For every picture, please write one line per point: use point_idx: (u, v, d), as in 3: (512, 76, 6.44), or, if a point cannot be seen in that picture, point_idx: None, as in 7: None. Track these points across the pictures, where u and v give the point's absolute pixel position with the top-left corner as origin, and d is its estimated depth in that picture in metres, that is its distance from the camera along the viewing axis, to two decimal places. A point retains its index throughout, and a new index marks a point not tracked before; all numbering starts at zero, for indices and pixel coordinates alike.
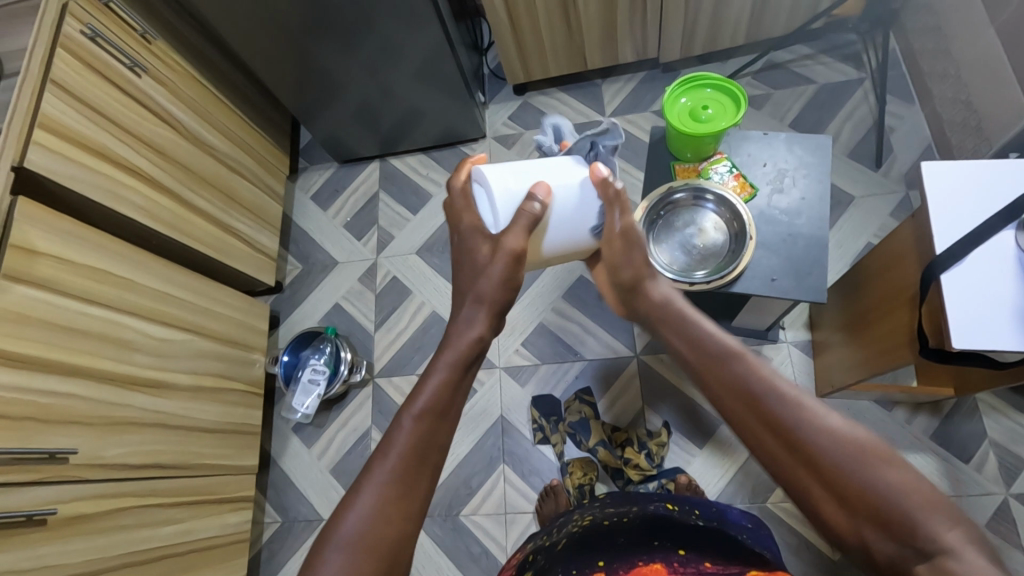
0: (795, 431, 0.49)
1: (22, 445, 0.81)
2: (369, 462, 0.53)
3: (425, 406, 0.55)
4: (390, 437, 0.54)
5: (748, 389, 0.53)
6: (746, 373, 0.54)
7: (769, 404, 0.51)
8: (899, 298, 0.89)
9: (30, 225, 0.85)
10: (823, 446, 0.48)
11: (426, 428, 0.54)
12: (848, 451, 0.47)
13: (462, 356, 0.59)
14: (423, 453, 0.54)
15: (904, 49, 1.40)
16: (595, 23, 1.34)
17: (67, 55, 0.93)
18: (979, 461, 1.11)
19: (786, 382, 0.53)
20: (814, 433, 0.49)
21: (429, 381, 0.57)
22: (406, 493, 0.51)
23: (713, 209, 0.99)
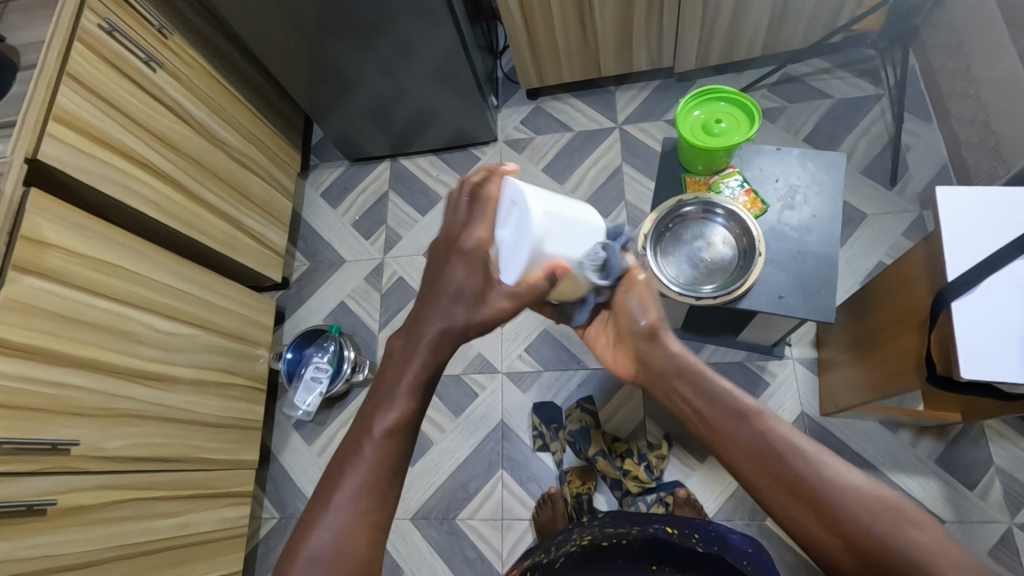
0: (829, 499, 0.49)
1: (24, 435, 0.81)
2: (333, 478, 0.55)
3: (387, 424, 0.56)
4: (356, 451, 0.56)
5: (790, 460, 0.51)
6: (774, 443, 0.52)
7: (794, 470, 0.51)
8: (908, 322, 0.88)
9: (41, 217, 0.86)
10: (843, 505, 0.48)
11: (392, 446, 0.56)
12: (871, 514, 0.48)
13: (424, 364, 0.58)
14: (393, 466, 0.56)
15: (923, 66, 1.38)
16: (612, 31, 1.34)
17: (84, 50, 0.94)
18: (984, 489, 1.09)
19: (806, 439, 0.53)
20: (837, 492, 0.49)
21: (392, 396, 0.58)
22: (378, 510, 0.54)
23: (722, 223, 0.98)
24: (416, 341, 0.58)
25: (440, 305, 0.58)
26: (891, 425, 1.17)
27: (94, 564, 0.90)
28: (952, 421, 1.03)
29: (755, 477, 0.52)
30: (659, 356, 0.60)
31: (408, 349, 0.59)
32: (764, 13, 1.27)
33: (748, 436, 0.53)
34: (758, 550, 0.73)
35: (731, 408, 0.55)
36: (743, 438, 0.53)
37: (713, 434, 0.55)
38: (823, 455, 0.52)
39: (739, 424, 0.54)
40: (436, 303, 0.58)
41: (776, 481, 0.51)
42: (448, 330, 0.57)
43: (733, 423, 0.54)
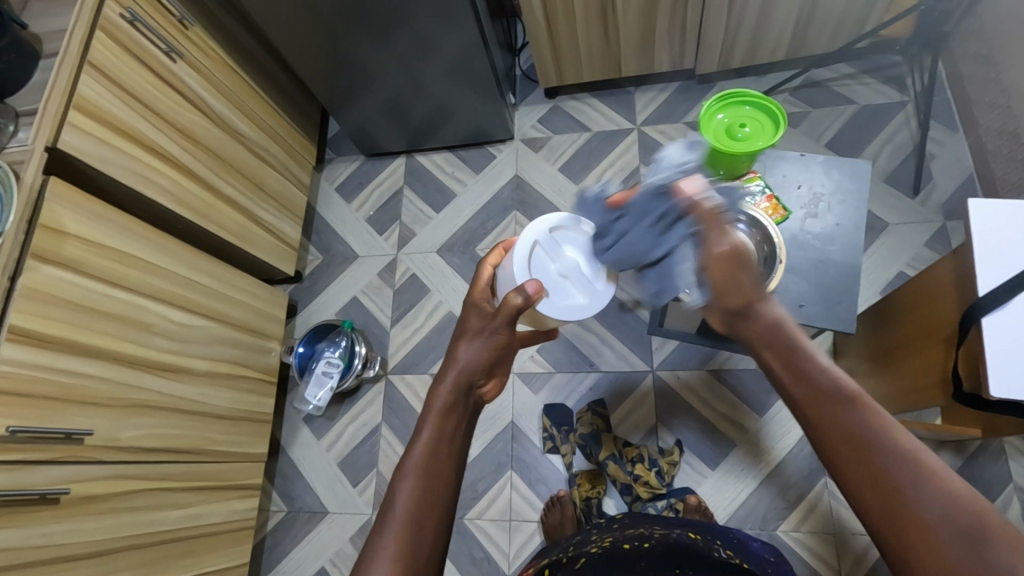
0: (913, 495, 0.47)
1: (39, 424, 0.81)
2: (371, 538, 0.53)
3: (412, 471, 0.56)
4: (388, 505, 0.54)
5: (873, 441, 0.50)
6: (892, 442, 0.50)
7: (888, 461, 0.49)
8: (933, 335, 0.86)
9: (61, 206, 0.85)
10: (925, 495, 0.47)
11: (420, 492, 0.55)
12: (956, 515, 0.46)
13: (443, 409, 0.59)
14: (422, 516, 0.54)
15: (950, 73, 1.35)
16: (634, 31, 1.32)
17: (106, 39, 0.93)
18: (1003, 506, 1.08)
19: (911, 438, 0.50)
20: (918, 482, 0.48)
21: (413, 448, 0.57)
22: (411, 560, 0.52)
23: (743, 228, 0.92)
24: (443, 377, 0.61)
25: (450, 372, 0.61)
26: None
27: (104, 554, 0.90)
28: (971, 437, 0.99)
29: (846, 452, 0.51)
30: (757, 324, 0.59)
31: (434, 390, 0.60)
32: (790, 17, 1.25)
33: (863, 434, 0.51)
34: (780, 558, 0.73)
35: (830, 383, 0.54)
36: (857, 428, 0.51)
37: (846, 436, 0.51)
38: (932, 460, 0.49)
39: (855, 420, 0.51)
40: (451, 369, 0.62)
41: (865, 465, 0.50)
42: (465, 368, 0.62)
43: (807, 381, 0.55)
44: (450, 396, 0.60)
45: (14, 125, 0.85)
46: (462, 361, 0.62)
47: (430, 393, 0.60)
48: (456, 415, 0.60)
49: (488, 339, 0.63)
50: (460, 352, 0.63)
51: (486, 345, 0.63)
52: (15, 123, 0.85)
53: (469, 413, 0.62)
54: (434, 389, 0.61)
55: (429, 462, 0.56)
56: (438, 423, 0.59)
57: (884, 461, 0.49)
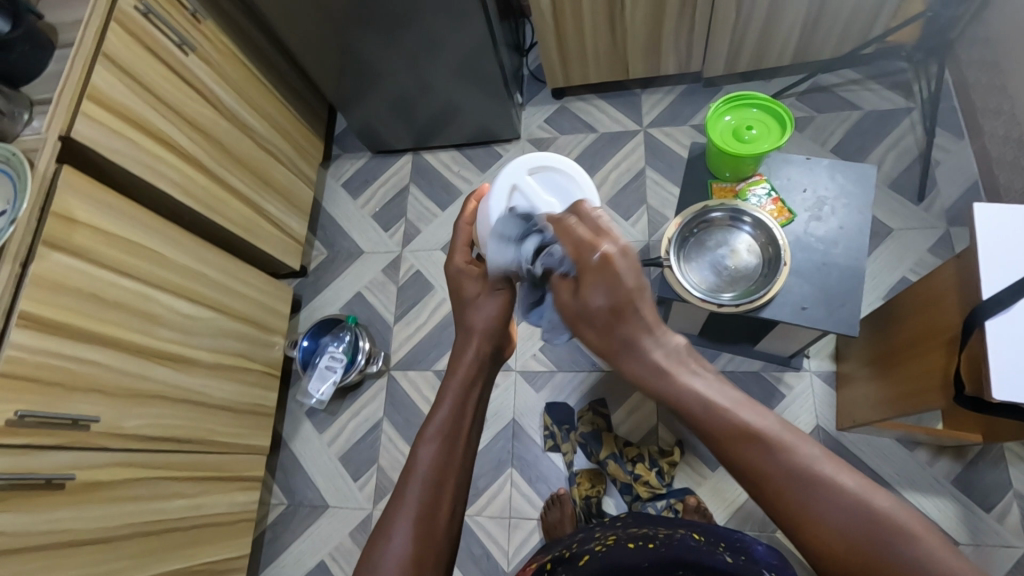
0: (819, 516, 0.43)
1: (47, 410, 0.82)
2: (398, 490, 0.54)
3: (438, 429, 0.57)
4: (411, 468, 0.55)
5: (771, 470, 0.45)
6: (792, 461, 0.45)
7: (790, 486, 0.44)
8: (935, 339, 0.86)
9: (72, 194, 0.86)
10: (823, 509, 0.43)
11: (446, 449, 0.56)
12: (839, 498, 0.43)
13: (466, 377, 0.61)
14: (445, 473, 0.55)
15: (957, 81, 1.36)
16: (642, 33, 1.33)
17: (120, 31, 0.94)
18: (1001, 512, 1.08)
19: (813, 447, 0.46)
20: (819, 497, 0.43)
21: (438, 410, 0.59)
22: (434, 510, 0.53)
23: (748, 231, 0.98)
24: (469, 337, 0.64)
25: (470, 343, 0.64)
26: (908, 443, 1.16)
27: (108, 541, 0.91)
28: (973, 443, 0.99)
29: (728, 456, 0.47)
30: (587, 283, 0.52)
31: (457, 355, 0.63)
32: (797, 22, 1.26)
33: (762, 467, 0.45)
34: (785, 563, 0.69)
35: (719, 417, 0.48)
36: (756, 460, 0.46)
37: (747, 473, 0.46)
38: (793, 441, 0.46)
39: (752, 453, 0.46)
40: (470, 339, 0.64)
41: (769, 497, 0.45)
42: (483, 330, 0.65)
43: (702, 423, 0.49)
44: (472, 365, 0.62)
45: (28, 114, 0.86)
46: (476, 331, 0.64)
47: (453, 360, 0.63)
48: (477, 385, 0.62)
49: (493, 304, 0.66)
50: (473, 320, 0.65)
51: (493, 309, 0.66)
52: (29, 112, 0.86)
53: (488, 387, 0.64)
54: (456, 360, 0.63)
55: (454, 422, 0.58)
56: (463, 388, 0.60)
57: (788, 490, 0.44)
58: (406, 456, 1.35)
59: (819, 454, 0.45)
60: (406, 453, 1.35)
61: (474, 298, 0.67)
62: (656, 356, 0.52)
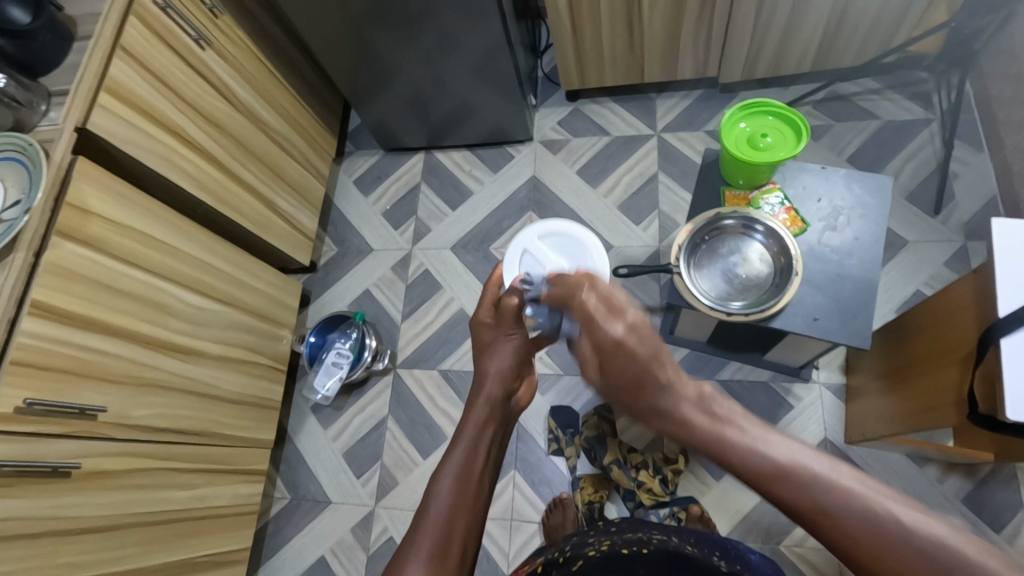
0: (887, 551, 0.44)
1: (55, 397, 0.83)
2: (412, 532, 0.55)
3: (458, 464, 0.61)
4: (430, 497, 0.58)
5: (824, 505, 0.47)
6: (855, 508, 0.46)
7: (846, 521, 0.46)
8: (951, 355, 0.85)
9: (87, 185, 0.87)
10: (881, 549, 0.44)
11: (458, 489, 0.58)
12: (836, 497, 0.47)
13: (483, 417, 0.67)
14: (465, 501, 0.58)
15: (978, 93, 1.34)
16: (658, 37, 1.32)
17: (138, 23, 0.95)
18: (1012, 532, 1.06)
19: (853, 479, 0.48)
20: (875, 540, 0.44)
21: (458, 445, 0.64)
22: (447, 549, 0.53)
23: (760, 240, 0.97)
24: (484, 380, 0.72)
25: (485, 385, 0.71)
26: (918, 459, 1.14)
27: (111, 529, 0.92)
28: (984, 461, 0.96)
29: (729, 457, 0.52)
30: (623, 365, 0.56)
31: (476, 395, 0.70)
32: (818, 29, 1.24)
33: (812, 507, 0.47)
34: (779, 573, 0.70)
35: (757, 459, 0.50)
36: (785, 486, 0.48)
37: (795, 511, 0.48)
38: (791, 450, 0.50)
39: (798, 493, 0.48)
40: (485, 381, 0.71)
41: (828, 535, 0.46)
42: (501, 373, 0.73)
43: (739, 461, 0.51)
44: (489, 406, 0.69)
45: (46, 104, 0.86)
46: (491, 376, 0.72)
47: (469, 408, 0.68)
48: (489, 432, 0.66)
49: (508, 351, 0.75)
50: (489, 364, 0.73)
51: (507, 356, 0.74)
52: (47, 102, 0.86)
53: (498, 438, 0.68)
54: (472, 403, 0.70)
55: (467, 467, 0.60)
56: (475, 435, 0.65)
57: (838, 517, 0.46)
58: (410, 455, 1.35)
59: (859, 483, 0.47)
60: (410, 452, 1.35)
61: (492, 343, 0.77)
62: (683, 408, 0.55)
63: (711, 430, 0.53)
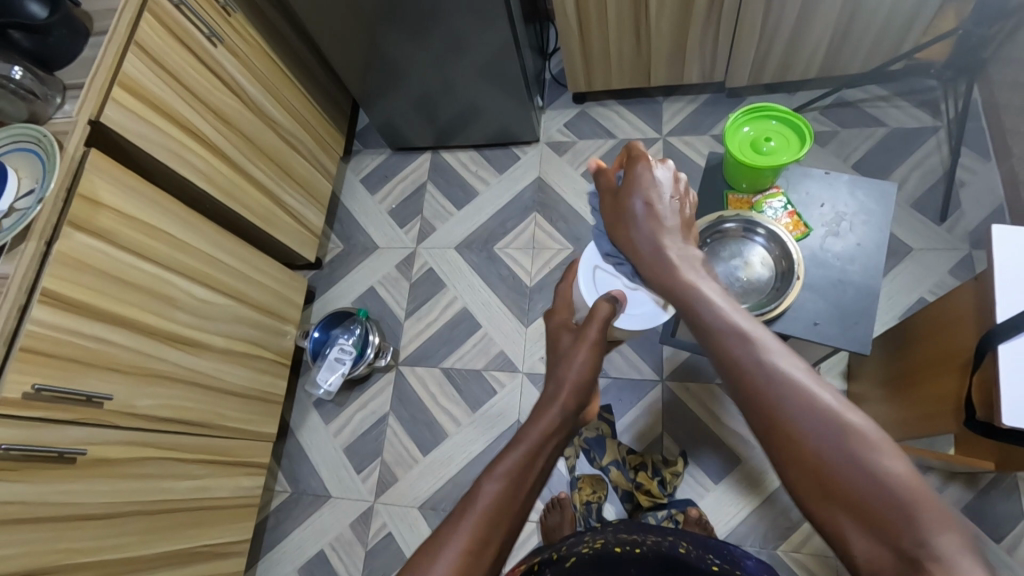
0: (815, 450, 0.50)
1: (63, 384, 0.85)
2: (455, 516, 0.56)
3: (507, 469, 0.59)
4: (471, 502, 0.57)
5: (788, 406, 0.52)
6: (811, 411, 0.52)
7: (818, 441, 0.50)
8: (951, 362, 0.85)
9: (98, 177, 0.89)
10: (836, 452, 0.49)
11: (510, 491, 0.58)
12: (838, 436, 0.50)
13: (548, 428, 0.65)
14: (505, 511, 0.56)
15: (987, 101, 1.33)
16: (665, 40, 1.32)
17: (152, 20, 0.97)
18: (1012, 543, 1.05)
19: (830, 396, 0.53)
20: (827, 434, 0.50)
21: (511, 452, 0.61)
22: (483, 547, 0.54)
23: (762, 244, 0.97)
24: (558, 390, 0.70)
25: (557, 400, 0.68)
26: (919, 467, 1.13)
27: (114, 516, 0.93)
28: (985, 470, 0.95)
29: (754, 387, 0.55)
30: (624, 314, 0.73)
31: (540, 411, 0.67)
32: (826, 34, 1.24)
33: (782, 405, 0.53)
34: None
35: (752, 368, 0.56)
36: (786, 407, 0.52)
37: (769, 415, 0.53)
38: (808, 381, 0.54)
39: (777, 392, 0.53)
40: (560, 397, 0.69)
41: (788, 445, 0.52)
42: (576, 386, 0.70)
43: (734, 362, 0.57)
44: (557, 418, 0.66)
45: (61, 97, 0.88)
46: (565, 388, 0.70)
47: (539, 411, 0.67)
48: (554, 441, 0.65)
49: (584, 366, 0.73)
50: (564, 379, 0.71)
51: (583, 368, 0.73)
52: (62, 96, 0.88)
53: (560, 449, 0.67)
54: (540, 413, 0.67)
55: (525, 465, 0.61)
56: (539, 442, 0.63)
57: (826, 448, 0.50)
58: (411, 451, 1.36)
59: (837, 402, 0.52)
60: (411, 449, 1.36)
61: (567, 356, 0.75)
62: (703, 310, 0.64)
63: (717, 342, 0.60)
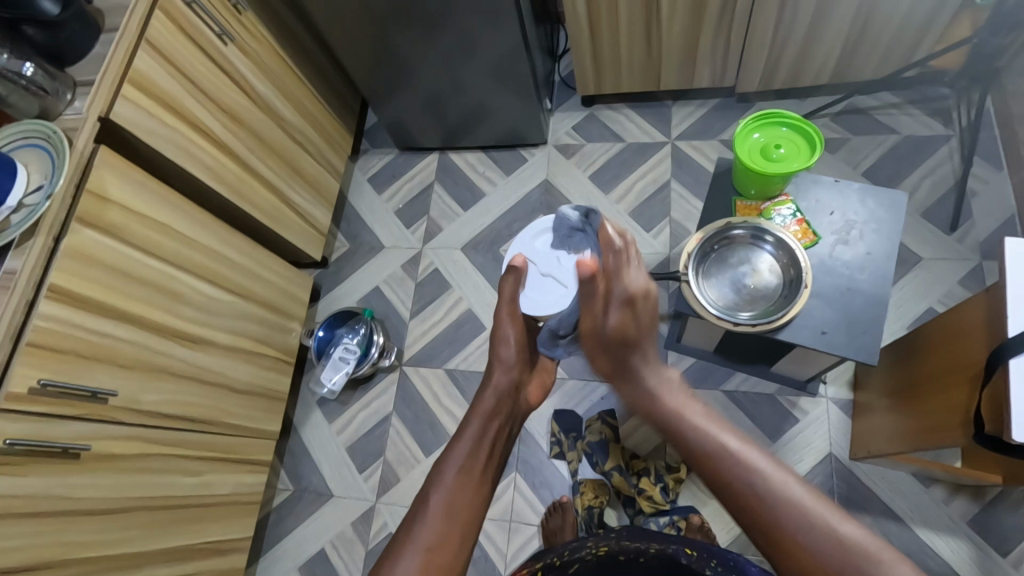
0: (777, 521, 0.69)
1: (67, 378, 0.85)
2: (413, 520, 0.71)
3: (454, 474, 0.74)
4: (423, 508, 0.72)
5: (752, 488, 0.71)
6: (760, 480, 0.72)
7: (770, 506, 0.70)
8: (960, 374, 0.85)
9: (107, 173, 0.89)
10: (795, 527, 0.68)
11: (455, 488, 0.73)
12: (786, 505, 0.70)
13: (486, 414, 0.81)
14: (457, 507, 0.72)
15: (1000, 110, 1.32)
16: (676, 44, 1.32)
17: (163, 17, 0.97)
18: (1018, 557, 1.04)
19: (784, 477, 0.72)
20: (784, 513, 0.69)
21: (455, 451, 0.77)
22: (446, 540, 0.69)
23: (770, 250, 0.97)
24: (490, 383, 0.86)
25: (492, 380, 0.86)
26: (925, 479, 1.12)
27: (116, 512, 0.93)
28: (992, 484, 0.95)
29: (710, 464, 0.75)
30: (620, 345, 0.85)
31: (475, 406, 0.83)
32: (838, 40, 1.23)
33: (744, 485, 0.72)
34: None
35: (707, 441, 0.77)
36: (746, 489, 0.72)
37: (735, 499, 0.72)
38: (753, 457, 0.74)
39: (736, 472, 0.73)
40: (491, 381, 0.86)
41: (753, 514, 0.71)
42: (508, 382, 0.86)
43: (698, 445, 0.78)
44: (494, 406, 0.83)
45: (71, 93, 0.88)
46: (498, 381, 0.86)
47: (474, 406, 0.83)
48: (495, 423, 0.82)
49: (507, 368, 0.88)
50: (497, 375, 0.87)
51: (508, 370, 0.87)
52: (72, 91, 0.88)
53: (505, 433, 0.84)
54: (478, 402, 0.84)
55: (470, 461, 0.76)
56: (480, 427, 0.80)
57: (783, 520, 0.69)
58: (412, 451, 1.36)
59: (783, 476, 0.72)
60: (413, 448, 1.36)
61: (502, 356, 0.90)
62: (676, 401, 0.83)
63: (693, 425, 0.80)
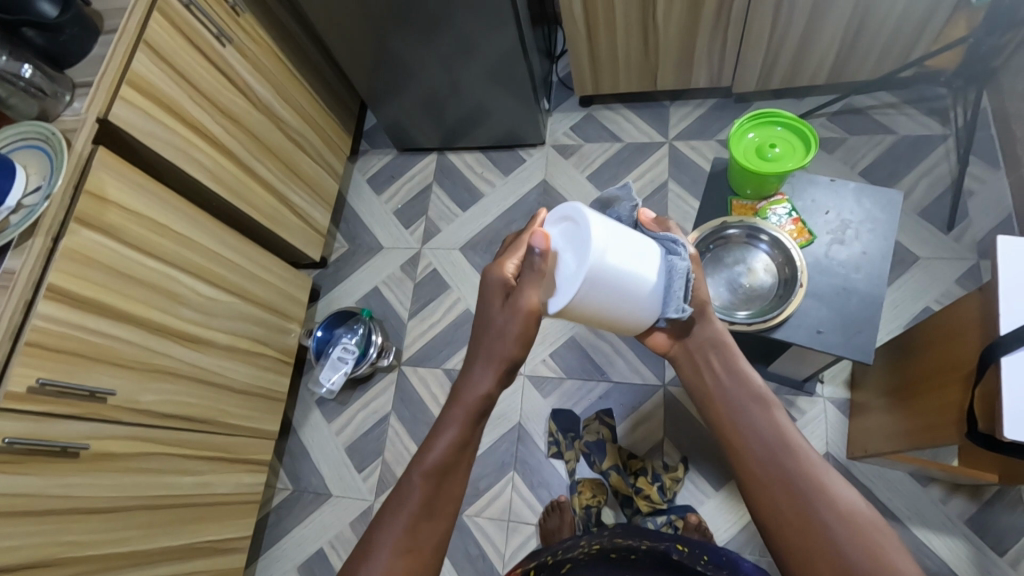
0: (827, 541, 0.61)
1: (67, 378, 0.86)
2: (386, 515, 0.61)
3: (434, 460, 0.63)
4: (399, 497, 0.62)
5: (809, 503, 0.63)
6: (826, 498, 0.63)
7: (827, 525, 0.62)
8: (955, 373, 0.85)
9: (106, 174, 0.90)
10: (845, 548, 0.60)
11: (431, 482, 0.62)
12: (846, 529, 0.61)
13: (471, 408, 0.67)
14: (433, 502, 0.62)
15: (997, 109, 1.32)
16: (673, 44, 1.32)
17: (161, 19, 0.98)
18: (1016, 556, 1.04)
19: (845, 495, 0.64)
20: (841, 534, 0.61)
21: (440, 439, 0.65)
22: (416, 541, 0.60)
23: (766, 250, 0.96)
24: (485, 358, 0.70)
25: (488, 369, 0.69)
26: (921, 478, 1.12)
27: (115, 511, 0.94)
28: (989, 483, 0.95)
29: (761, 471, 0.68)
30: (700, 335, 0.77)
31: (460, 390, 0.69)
32: (834, 40, 1.24)
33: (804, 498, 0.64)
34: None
35: (767, 440, 0.69)
36: (802, 504, 0.64)
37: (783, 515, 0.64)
38: (824, 472, 0.66)
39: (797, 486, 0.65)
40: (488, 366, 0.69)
41: (796, 532, 0.63)
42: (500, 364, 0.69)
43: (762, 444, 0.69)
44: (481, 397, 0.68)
45: (70, 95, 0.89)
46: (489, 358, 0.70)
47: (456, 397, 0.68)
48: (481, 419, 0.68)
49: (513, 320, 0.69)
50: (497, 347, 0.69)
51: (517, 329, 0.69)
52: (71, 93, 0.89)
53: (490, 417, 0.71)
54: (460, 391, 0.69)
55: (450, 451, 0.65)
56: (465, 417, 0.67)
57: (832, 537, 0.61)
58: (411, 451, 1.36)
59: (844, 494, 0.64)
60: (411, 449, 1.36)
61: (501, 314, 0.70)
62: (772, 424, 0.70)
63: (764, 419, 0.71)
